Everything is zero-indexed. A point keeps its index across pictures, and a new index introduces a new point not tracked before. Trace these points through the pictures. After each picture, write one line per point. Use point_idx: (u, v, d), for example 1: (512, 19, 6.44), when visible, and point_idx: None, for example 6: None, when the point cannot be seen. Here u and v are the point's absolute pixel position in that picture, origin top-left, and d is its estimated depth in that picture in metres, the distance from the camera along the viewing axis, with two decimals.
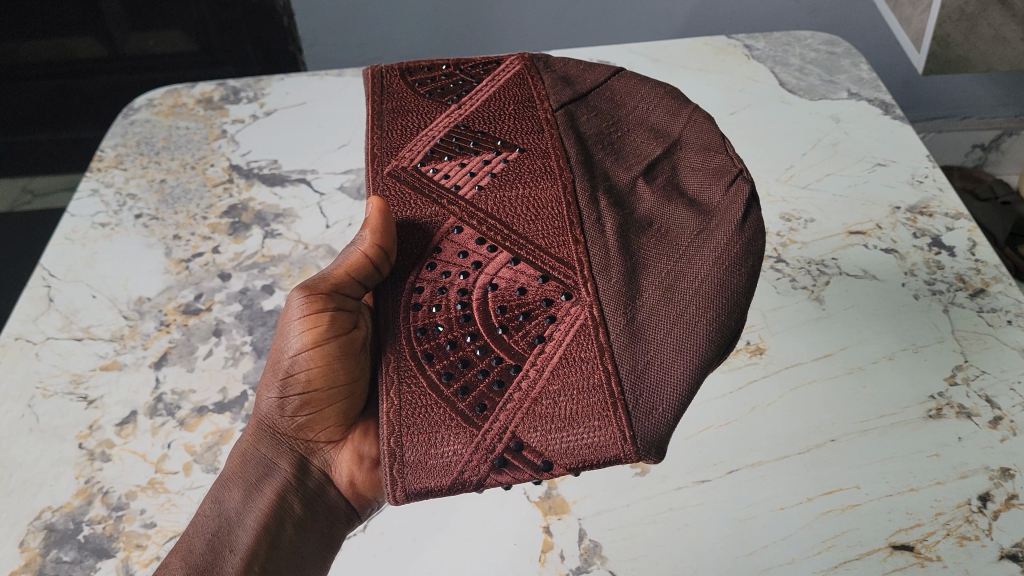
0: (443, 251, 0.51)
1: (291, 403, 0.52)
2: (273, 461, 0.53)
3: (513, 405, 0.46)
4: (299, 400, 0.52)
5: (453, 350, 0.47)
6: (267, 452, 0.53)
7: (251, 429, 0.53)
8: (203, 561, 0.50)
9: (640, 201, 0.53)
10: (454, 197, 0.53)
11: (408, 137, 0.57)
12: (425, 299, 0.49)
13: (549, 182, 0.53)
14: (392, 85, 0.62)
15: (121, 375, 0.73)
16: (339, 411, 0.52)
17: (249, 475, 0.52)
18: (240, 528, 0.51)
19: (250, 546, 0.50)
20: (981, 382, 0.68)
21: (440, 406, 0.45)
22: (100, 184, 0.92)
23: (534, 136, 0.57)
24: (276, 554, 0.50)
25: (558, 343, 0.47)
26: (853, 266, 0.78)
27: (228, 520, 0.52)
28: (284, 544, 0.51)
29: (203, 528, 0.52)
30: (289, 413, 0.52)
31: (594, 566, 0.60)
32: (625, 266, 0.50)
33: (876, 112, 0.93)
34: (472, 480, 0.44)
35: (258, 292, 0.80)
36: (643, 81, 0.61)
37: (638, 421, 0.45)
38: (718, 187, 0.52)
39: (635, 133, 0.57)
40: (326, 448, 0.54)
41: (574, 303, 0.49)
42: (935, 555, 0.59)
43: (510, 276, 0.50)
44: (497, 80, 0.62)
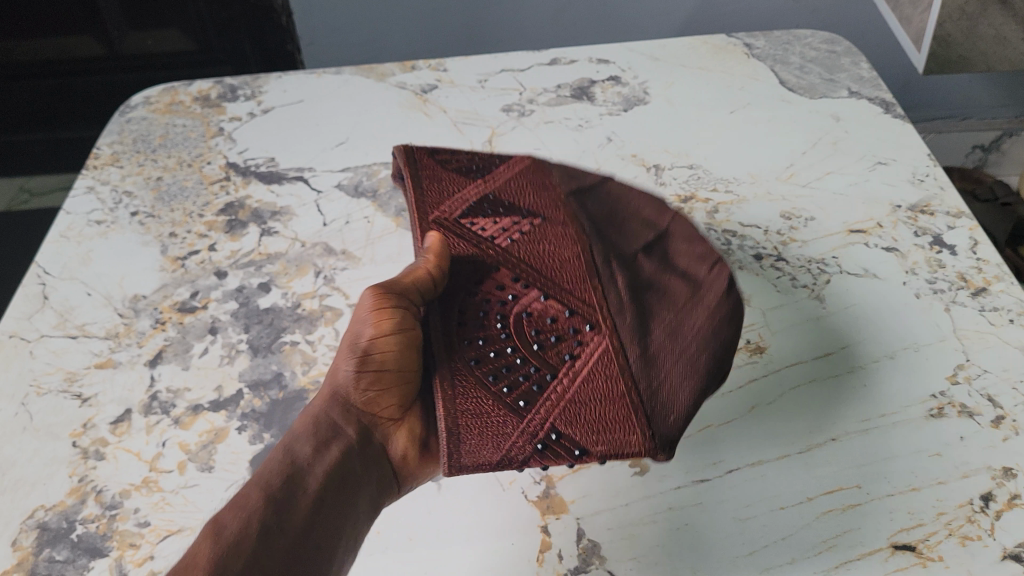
0: (483, 304, 0.61)
1: (366, 380, 0.57)
2: (341, 425, 0.57)
3: (550, 405, 0.57)
4: (373, 377, 0.57)
5: (496, 358, 0.58)
6: (336, 417, 0.58)
7: (321, 396, 0.58)
8: (279, 492, 0.53)
9: (641, 270, 0.63)
10: (491, 257, 0.62)
11: (447, 205, 0.66)
12: (469, 335, 0.59)
13: (569, 247, 0.63)
14: (422, 163, 0.69)
15: (117, 373, 0.73)
16: (399, 394, 0.59)
17: (319, 431, 0.57)
18: (311, 474, 0.54)
19: (321, 489, 0.54)
20: (984, 381, 0.68)
21: (490, 403, 0.57)
22: (96, 182, 0.91)
23: (552, 209, 0.66)
24: (339, 501, 0.54)
25: (583, 364, 0.58)
26: (854, 265, 0.77)
27: (300, 465, 0.55)
28: (346, 494, 0.55)
29: (279, 468, 0.55)
30: (362, 388, 0.57)
31: (592, 566, 0.60)
32: (634, 316, 0.60)
33: (876, 111, 0.93)
34: (518, 458, 0.56)
35: (254, 290, 0.79)
36: (633, 188, 0.69)
37: (656, 420, 0.57)
38: (705, 268, 0.63)
39: (631, 219, 0.66)
40: (385, 425, 0.59)
41: (596, 336, 0.59)
42: (938, 556, 0.58)
43: (538, 312, 0.60)
44: (514, 163, 0.69)
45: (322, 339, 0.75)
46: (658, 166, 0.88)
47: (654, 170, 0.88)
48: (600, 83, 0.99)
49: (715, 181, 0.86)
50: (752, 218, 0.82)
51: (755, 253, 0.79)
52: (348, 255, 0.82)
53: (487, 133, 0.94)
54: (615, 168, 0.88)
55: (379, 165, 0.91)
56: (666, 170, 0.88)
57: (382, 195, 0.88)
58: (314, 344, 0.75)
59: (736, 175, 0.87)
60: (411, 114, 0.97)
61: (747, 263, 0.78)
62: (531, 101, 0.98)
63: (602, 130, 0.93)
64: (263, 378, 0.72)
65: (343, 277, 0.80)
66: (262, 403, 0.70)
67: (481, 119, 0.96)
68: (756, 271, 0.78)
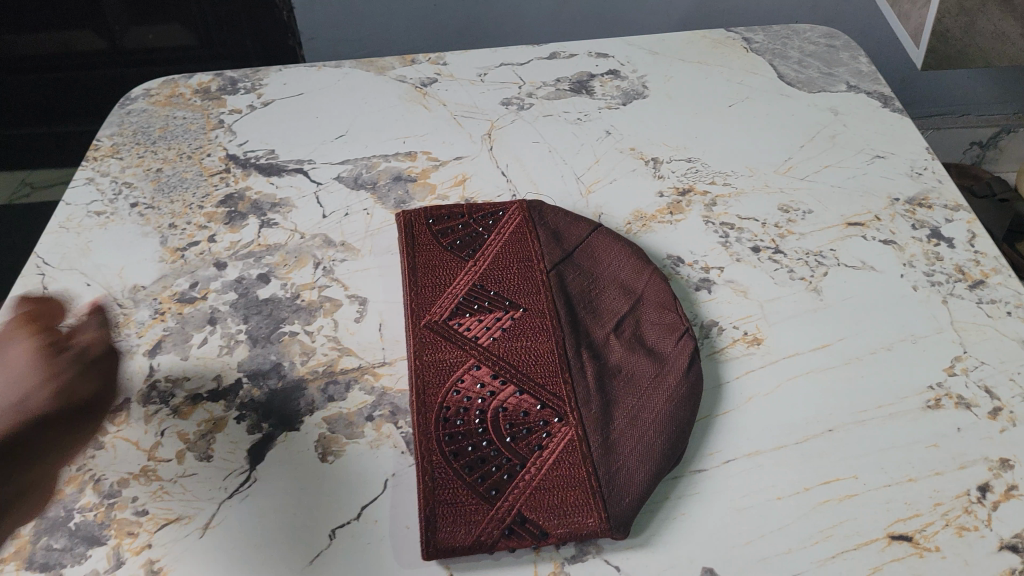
0: (464, 381, 0.66)
1: None
2: None
3: (518, 492, 0.60)
4: None
5: (473, 450, 0.62)
6: None
7: None
8: None
9: (612, 352, 0.69)
10: (474, 344, 0.69)
11: (437, 293, 0.73)
12: (451, 413, 0.64)
13: (546, 336, 0.70)
14: (420, 235, 0.78)
15: (116, 363, 0.73)
16: None
17: None
18: None
19: None
20: (980, 372, 0.68)
21: (463, 489, 0.60)
22: (96, 173, 0.91)
23: (533, 297, 0.73)
24: None
25: (551, 451, 0.62)
26: (852, 257, 0.78)
27: None
28: None
29: None
30: None
31: (590, 555, 0.60)
32: (601, 403, 0.65)
33: (875, 105, 0.93)
34: (486, 543, 0.58)
35: (254, 281, 0.79)
36: (616, 240, 0.78)
37: (611, 506, 0.60)
38: (670, 341, 0.69)
39: (609, 291, 0.74)
40: None
41: (564, 425, 0.64)
42: (934, 546, 0.59)
43: (515, 401, 0.65)
44: (503, 232, 0.78)
45: (321, 329, 0.75)
46: (657, 159, 0.89)
47: (653, 164, 0.88)
48: (599, 77, 1.00)
49: (713, 174, 0.87)
50: (750, 211, 0.83)
51: (754, 245, 0.79)
52: (347, 247, 0.82)
53: (486, 127, 0.94)
54: (614, 162, 0.89)
55: (378, 157, 0.91)
56: (665, 164, 0.88)
57: (381, 187, 0.88)
58: (312, 335, 0.75)
59: (734, 170, 0.87)
60: (410, 107, 0.97)
61: (744, 255, 0.78)
62: (530, 95, 0.98)
63: (602, 124, 0.94)
64: (262, 368, 0.72)
65: (343, 269, 0.80)
66: (260, 392, 0.70)
67: (480, 112, 0.96)
68: (754, 263, 0.78)
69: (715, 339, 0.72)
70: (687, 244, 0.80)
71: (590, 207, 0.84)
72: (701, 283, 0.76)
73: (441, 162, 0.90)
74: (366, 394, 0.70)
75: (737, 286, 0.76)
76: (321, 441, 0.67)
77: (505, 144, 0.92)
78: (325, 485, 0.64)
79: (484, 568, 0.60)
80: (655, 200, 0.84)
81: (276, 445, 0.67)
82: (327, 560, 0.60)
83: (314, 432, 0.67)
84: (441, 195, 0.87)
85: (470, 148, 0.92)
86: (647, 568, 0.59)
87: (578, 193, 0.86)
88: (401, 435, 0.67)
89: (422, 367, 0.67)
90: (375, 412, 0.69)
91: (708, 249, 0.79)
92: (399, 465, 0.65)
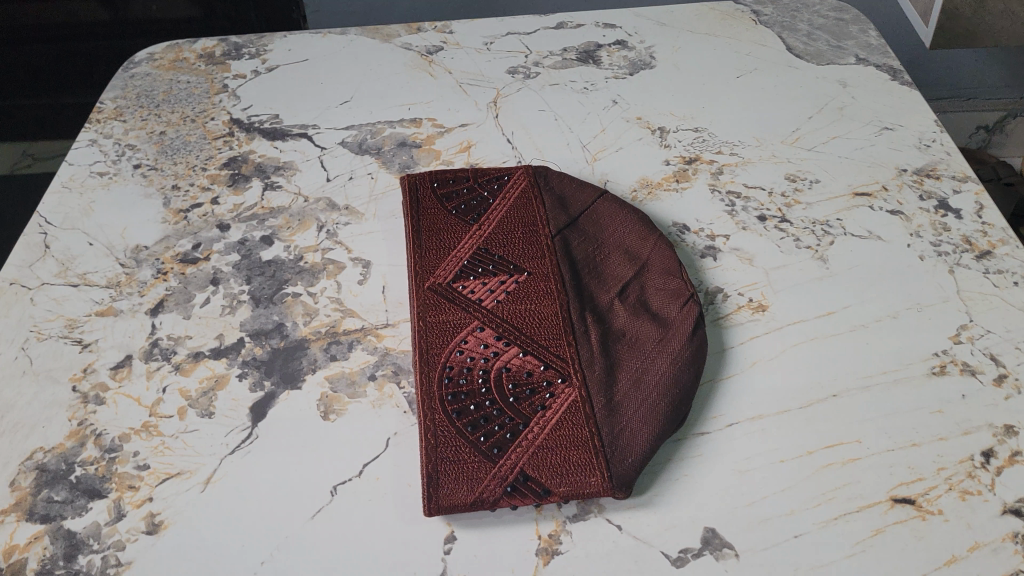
0: (468, 342, 0.66)
1: None
2: None
3: (521, 449, 0.60)
4: None
5: (476, 409, 0.62)
6: None
7: None
8: None
9: (616, 316, 0.69)
10: (478, 307, 0.69)
11: (441, 256, 0.73)
12: (454, 373, 0.64)
13: (550, 300, 0.69)
14: (425, 199, 0.78)
15: (117, 321, 0.72)
16: None
17: None
18: None
19: None
20: (986, 341, 0.68)
21: (465, 446, 0.60)
22: (99, 135, 0.91)
23: (538, 261, 0.72)
24: None
25: (555, 411, 0.62)
26: (858, 227, 0.77)
27: None
28: None
29: None
30: None
31: (592, 514, 0.60)
32: (605, 365, 0.65)
33: (884, 78, 0.93)
34: (489, 499, 0.58)
35: (257, 242, 0.79)
36: (621, 207, 0.77)
37: (614, 467, 0.59)
38: (675, 305, 0.68)
39: (614, 257, 0.73)
40: None
41: (567, 386, 0.63)
42: (937, 509, 0.59)
43: (519, 362, 0.65)
44: (508, 197, 0.77)
45: (324, 291, 0.74)
46: (663, 129, 0.88)
47: (659, 133, 0.88)
48: (607, 47, 1.00)
49: (719, 144, 0.86)
50: (756, 181, 0.82)
51: (759, 214, 0.79)
52: (351, 211, 0.82)
53: (492, 95, 0.93)
54: (620, 131, 0.88)
55: (383, 123, 0.91)
56: (671, 134, 0.88)
57: (385, 152, 0.88)
58: (316, 296, 0.74)
59: (740, 138, 0.87)
60: (416, 74, 0.97)
61: (750, 224, 0.78)
62: (537, 64, 0.98)
63: (608, 93, 0.93)
64: (265, 328, 0.72)
65: (347, 232, 0.80)
66: (263, 351, 0.70)
67: (485, 80, 0.96)
68: (760, 232, 0.77)
69: (719, 306, 0.72)
70: (693, 212, 0.79)
71: (595, 175, 0.84)
72: (707, 251, 0.76)
73: (447, 129, 0.90)
74: (368, 355, 0.70)
75: (742, 254, 0.75)
76: (323, 400, 0.66)
77: (511, 112, 0.91)
78: (326, 443, 0.64)
79: (485, 525, 0.60)
80: (661, 169, 0.84)
81: (278, 402, 0.66)
82: (328, 515, 0.60)
83: (316, 390, 0.67)
84: (447, 161, 0.86)
85: (476, 116, 0.91)
86: (649, 527, 0.59)
87: (584, 160, 0.85)
88: (404, 395, 0.67)
89: (425, 328, 0.67)
90: (377, 372, 0.69)
91: (714, 217, 0.79)
92: (401, 424, 0.65)
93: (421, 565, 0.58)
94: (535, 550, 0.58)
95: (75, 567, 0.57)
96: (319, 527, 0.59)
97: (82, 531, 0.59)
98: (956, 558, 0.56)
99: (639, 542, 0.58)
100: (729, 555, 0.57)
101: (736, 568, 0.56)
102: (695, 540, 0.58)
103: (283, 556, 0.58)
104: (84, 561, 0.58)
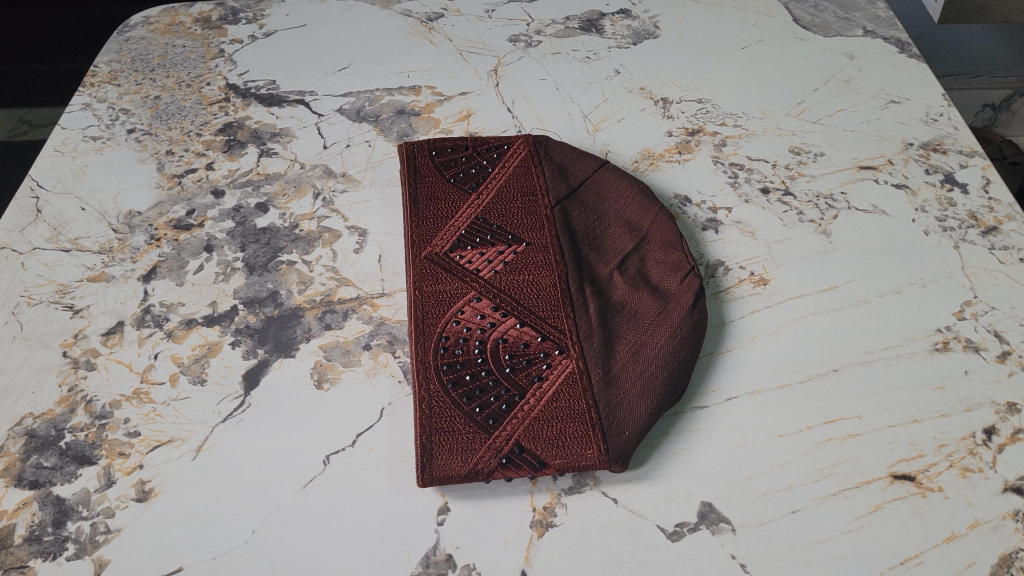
0: (464, 312, 0.65)
1: None
2: None
3: (516, 421, 0.59)
4: None
5: (471, 380, 0.61)
6: None
7: None
8: None
9: (615, 288, 0.67)
10: (476, 277, 0.67)
11: (439, 225, 0.71)
12: (450, 343, 0.63)
13: (548, 271, 0.68)
14: (423, 166, 0.76)
15: (109, 286, 0.71)
16: None
17: None
18: None
19: None
20: (990, 317, 0.67)
21: (460, 417, 0.59)
22: (93, 99, 0.89)
23: (537, 232, 0.71)
24: None
25: (551, 383, 0.61)
26: (863, 201, 0.76)
27: None
28: None
29: None
30: None
31: (587, 486, 0.59)
32: (603, 337, 0.64)
33: (891, 50, 0.93)
34: (483, 471, 0.58)
35: (252, 209, 0.77)
36: (623, 177, 0.75)
37: (611, 440, 0.59)
38: (675, 278, 0.67)
39: (613, 228, 0.72)
40: None
41: (565, 357, 0.62)
42: (937, 486, 0.58)
43: (516, 333, 0.64)
44: (508, 166, 0.76)
45: (319, 259, 0.73)
46: (666, 99, 0.87)
47: (662, 104, 0.86)
48: (610, 16, 0.98)
49: (723, 115, 0.85)
50: (759, 153, 0.81)
51: (763, 186, 0.78)
52: (348, 178, 0.80)
53: (493, 63, 0.92)
54: (622, 101, 0.87)
55: (382, 91, 0.89)
56: (674, 105, 0.86)
57: (383, 119, 0.86)
58: (311, 264, 0.73)
59: (745, 110, 0.86)
60: (416, 42, 0.95)
61: (753, 196, 0.77)
62: (539, 32, 0.96)
63: (611, 63, 0.92)
64: (259, 296, 0.70)
65: (343, 200, 0.79)
66: (256, 319, 0.69)
67: (486, 48, 0.94)
68: (763, 205, 0.76)
69: (720, 279, 0.71)
70: (695, 184, 0.78)
71: (596, 145, 0.82)
72: (708, 224, 0.75)
73: (446, 97, 0.88)
74: (363, 324, 0.69)
75: (745, 227, 0.74)
76: (317, 368, 0.66)
77: (512, 81, 0.90)
78: (320, 412, 0.63)
79: (480, 497, 0.59)
80: (663, 139, 0.83)
81: (271, 371, 0.65)
82: (321, 485, 0.59)
83: (309, 359, 0.66)
84: (445, 130, 0.85)
85: (476, 84, 0.89)
86: (645, 501, 0.58)
87: (585, 131, 0.84)
88: (399, 364, 0.66)
89: (421, 297, 0.66)
90: (373, 341, 0.68)
91: (716, 189, 0.78)
92: (395, 394, 0.64)
93: (414, 536, 0.57)
94: (529, 522, 0.57)
95: (64, 534, 0.57)
96: (311, 497, 0.59)
97: (71, 497, 0.59)
98: (955, 535, 0.56)
99: (635, 516, 0.57)
100: (725, 529, 0.56)
101: (733, 543, 0.56)
102: (691, 514, 0.57)
103: (275, 525, 0.57)
104: (73, 527, 0.57)
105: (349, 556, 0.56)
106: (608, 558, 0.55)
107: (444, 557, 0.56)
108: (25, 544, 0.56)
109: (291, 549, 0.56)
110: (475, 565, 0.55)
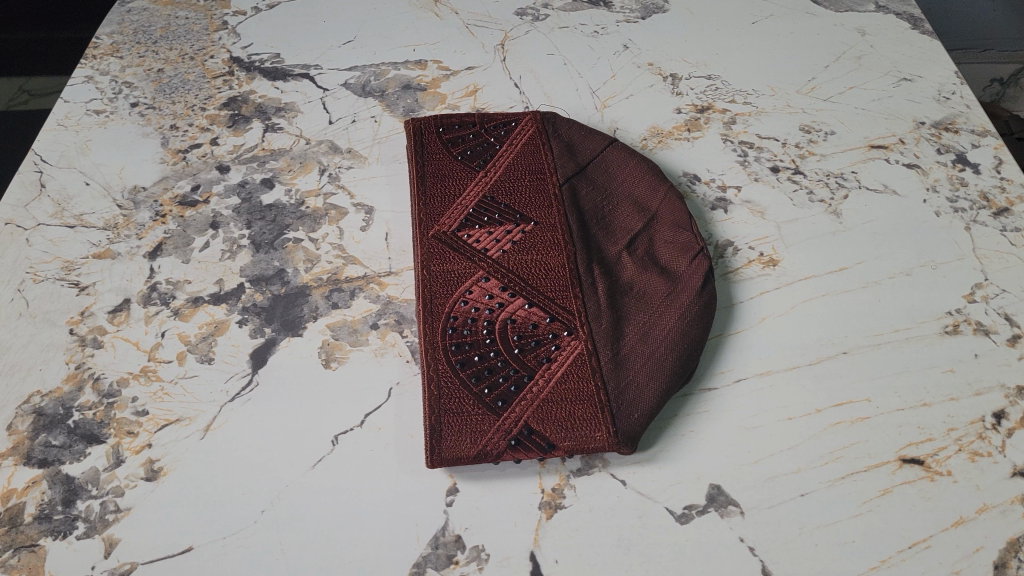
0: (473, 292, 0.65)
1: None
2: None
3: (526, 402, 0.59)
4: None
5: (481, 361, 0.61)
6: None
7: None
8: None
9: (623, 269, 0.67)
10: (484, 257, 0.67)
11: (446, 203, 0.71)
12: (458, 324, 0.63)
13: (557, 251, 0.67)
14: (430, 142, 0.75)
15: (115, 264, 0.71)
16: None
17: None
18: None
19: None
20: (1001, 300, 0.68)
21: (469, 398, 0.59)
22: (95, 72, 0.88)
23: (545, 210, 0.70)
24: None
25: (560, 363, 0.61)
26: (874, 180, 0.76)
27: None
28: None
29: None
30: None
31: (595, 468, 0.59)
32: (613, 317, 0.63)
33: (904, 26, 0.93)
34: (493, 453, 0.57)
35: (257, 185, 0.77)
36: (631, 156, 0.75)
37: (621, 422, 0.58)
38: (684, 259, 0.67)
39: (622, 208, 0.71)
40: None
41: (573, 338, 0.62)
42: (946, 471, 0.59)
43: (525, 314, 0.64)
44: (516, 144, 0.75)
45: (326, 238, 0.73)
46: (675, 76, 0.86)
47: (671, 80, 0.85)
48: None
49: (733, 92, 0.84)
50: (770, 131, 0.80)
51: (773, 165, 0.77)
52: (353, 154, 0.80)
53: (500, 37, 0.91)
54: (631, 77, 0.86)
55: (387, 64, 0.88)
56: (684, 80, 0.85)
57: (389, 95, 0.85)
58: (317, 242, 0.72)
59: (756, 87, 0.85)
60: (422, 14, 0.94)
61: (763, 175, 0.76)
62: (546, 6, 0.95)
63: (619, 38, 0.91)
64: (265, 274, 0.70)
65: (349, 176, 0.78)
66: (264, 298, 0.68)
67: (493, 21, 0.93)
68: (773, 183, 0.76)
69: (728, 260, 0.70)
70: (704, 162, 0.77)
71: (605, 121, 0.82)
72: (717, 203, 0.74)
73: (452, 71, 0.87)
74: (370, 303, 0.68)
75: (754, 206, 0.74)
76: (324, 347, 0.65)
77: (519, 55, 0.89)
78: (328, 392, 0.63)
79: (489, 479, 0.59)
80: (672, 116, 0.82)
81: (279, 350, 0.65)
82: (329, 465, 0.59)
83: (317, 338, 0.66)
84: (452, 105, 0.84)
85: (483, 58, 0.88)
86: (655, 483, 0.58)
87: (593, 107, 0.83)
88: (407, 344, 0.66)
89: (430, 276, 0.65)
90: (380, 321, 0.67)
91: (725, 167, 0.77)
92: (403, 374, 0.64)
93: (423, 517, 0.57)
94: (538, 504, 0.58)
95: (74, 513, 0.57)
96: (320, 476, 0.59)
97: (80, 476, 0.59)
98: (964, 519, 0.56)
99: (643, 498, 0.58)
100: (734, 512, 0.57)
101: (741, 526, 0.56)
102: (700, 497, 0.57)
103: (284, 504, 0.57)
104: (83, 506, 0.57)
105: (357, 536, 0.56)
106: (617, 540, 0.56)
107: (454, 537, 0.56)
108: (34, 522, 0.56)
109: (300, 530, 0.56)
110: (484, 546, 0.56)
